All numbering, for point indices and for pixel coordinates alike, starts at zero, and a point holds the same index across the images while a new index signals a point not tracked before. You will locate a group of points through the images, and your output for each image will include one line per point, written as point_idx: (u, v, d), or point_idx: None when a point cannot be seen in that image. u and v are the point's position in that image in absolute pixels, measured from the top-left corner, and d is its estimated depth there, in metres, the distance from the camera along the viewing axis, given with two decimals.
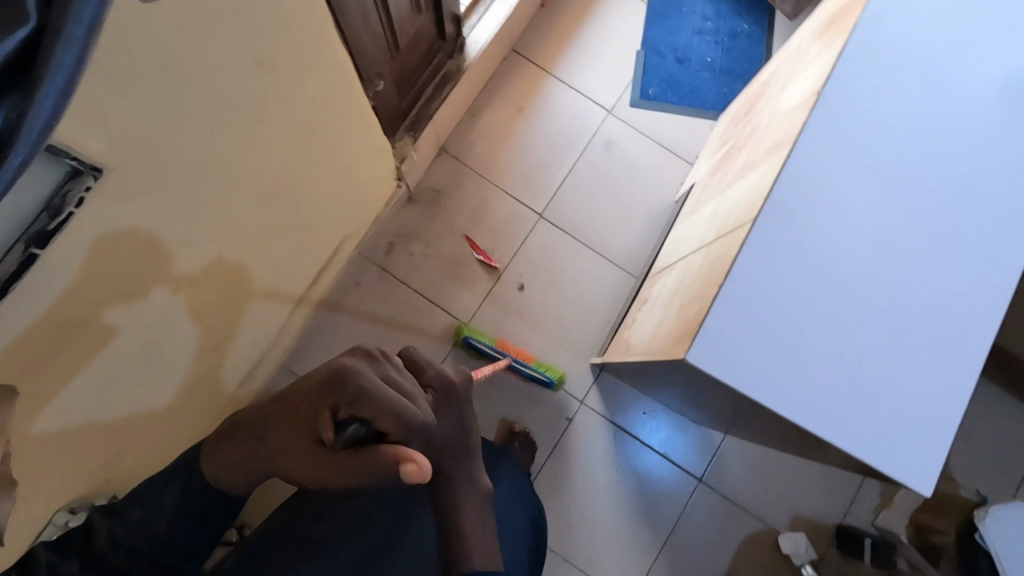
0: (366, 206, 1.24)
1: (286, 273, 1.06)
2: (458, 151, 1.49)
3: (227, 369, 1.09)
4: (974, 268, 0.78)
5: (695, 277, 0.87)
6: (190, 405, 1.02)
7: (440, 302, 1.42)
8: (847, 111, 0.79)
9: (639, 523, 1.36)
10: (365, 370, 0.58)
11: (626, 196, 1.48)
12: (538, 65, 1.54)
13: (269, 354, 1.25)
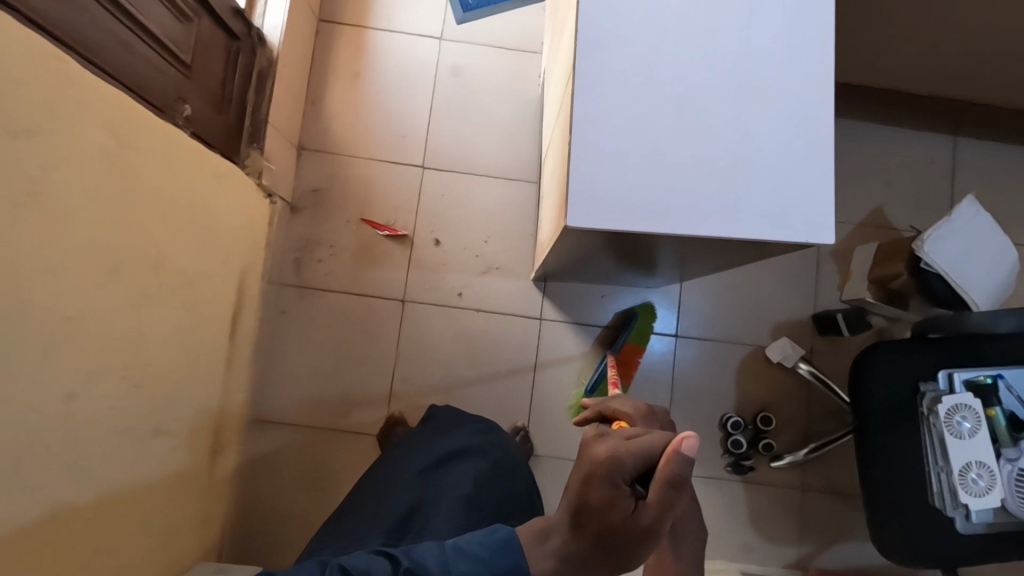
0: (244, 235, 1.20)
1: (190, 331, 1.02)
2: (316, 143, 1.43)
3: (187, 445, 1.07)
4: (797, 15, 0.76)
5: (559, 148, 0.86)
6: (162, 493, 1.00)
7: (368, 291, 1.40)
8: None
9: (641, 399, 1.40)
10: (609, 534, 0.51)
11: (493, 111, 1.45)
12: (353, 24, 1.46)
13: (227, 413, 1.22)
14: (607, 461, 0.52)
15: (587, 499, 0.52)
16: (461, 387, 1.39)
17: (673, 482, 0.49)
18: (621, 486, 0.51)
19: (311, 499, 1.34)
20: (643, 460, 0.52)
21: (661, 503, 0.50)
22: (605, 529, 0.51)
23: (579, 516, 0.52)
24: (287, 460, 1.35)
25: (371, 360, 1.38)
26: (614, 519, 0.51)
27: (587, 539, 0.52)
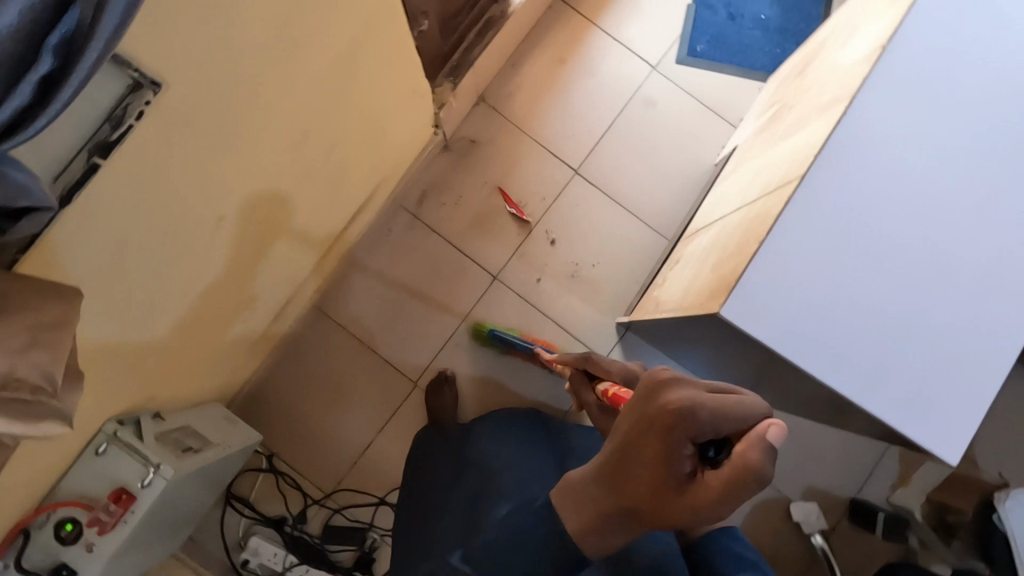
0: (401, 150, 1.24)
1: (320, 209, 1.07)
2: (497, 101, 1.46)
3: (264, 301, 1.12)
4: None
5: (732, 235, 0.87)
6: (225, 332, 1.05)
7: (469, 252, 1.43)
8: (908, 68, 0.76)
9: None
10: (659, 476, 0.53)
11: (663, 157, 1.46)
12: (585, 16, 1.49)
13: (301, 292, 1.28)
14: (676, 414, 0.51)
15: (651, 449, 0.53)
16: (502, 380, 1.41)
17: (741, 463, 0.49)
18: (684, 449, 0.51)
19: (326, 401, 1.40)
20: (715, 425, 0.51)
21: (724, 483, 0.49)
22: (664, 483, 0.53)
23: (641, 463, 0.54)
24: (325, 357, 1.40)
25: (439, 313, 1.42)
26: (669, 484, 0.52)
27: (645, 487, 0.55)
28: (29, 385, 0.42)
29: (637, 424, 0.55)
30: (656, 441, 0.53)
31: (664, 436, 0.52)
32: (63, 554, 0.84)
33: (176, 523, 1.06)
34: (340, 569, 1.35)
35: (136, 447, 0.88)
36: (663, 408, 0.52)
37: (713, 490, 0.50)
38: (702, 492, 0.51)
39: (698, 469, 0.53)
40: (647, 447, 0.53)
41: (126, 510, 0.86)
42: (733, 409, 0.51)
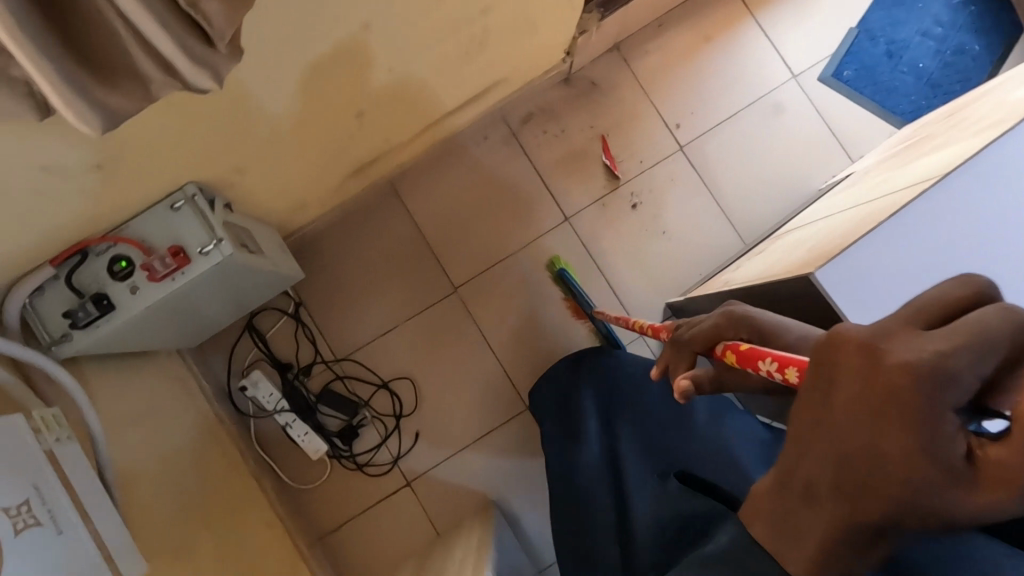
0: (529, 58, 1.25)
1: (441, 76, 1.09)
2: (631, 55, 1.45)
3: (356, 146, 1.14)
4: None
5: (837, 227, 0.85)
6: (313, 157, 1.08)
7: (551, 186, 1.43)
8: None
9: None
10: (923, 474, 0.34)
11: (770, 164, 1.43)
12: (746, 3, 1.46)
13: (387, 158, 1.30)
14: (868, 357, 0.36)
15: (851, 426, 0.37)
16: (537, 317, 1.41)
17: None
18: (936, 421, 0.33)
19: (368, 273, 1.42)
20: (973, 370, 0.33)
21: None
22: (912, 480, 0.35)
23: (837, 448, 0.38)
24: (383, 233, 1.42)
25: (502, 232, 1.42)
26: (934, 480, 0.34)
27: (871, 489, 0.37)
28: (208, 21, 0.43)
29: (811, 396, 0.40)
30: (874, 414, 0.36)
31: (884, 402, 0.35)
32: (109, 286, 0.88)
33: (203, 315, 1.09)
34: (323, 431, 1.37)
35: (206, 216, 0.90)
36: (858, 359, 0.37)
37: (1013, 463, 0.31)
38: (992, 473, 0.32)
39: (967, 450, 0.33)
40: (844, 419, 0.38)
41: (178, 269, 0.88)
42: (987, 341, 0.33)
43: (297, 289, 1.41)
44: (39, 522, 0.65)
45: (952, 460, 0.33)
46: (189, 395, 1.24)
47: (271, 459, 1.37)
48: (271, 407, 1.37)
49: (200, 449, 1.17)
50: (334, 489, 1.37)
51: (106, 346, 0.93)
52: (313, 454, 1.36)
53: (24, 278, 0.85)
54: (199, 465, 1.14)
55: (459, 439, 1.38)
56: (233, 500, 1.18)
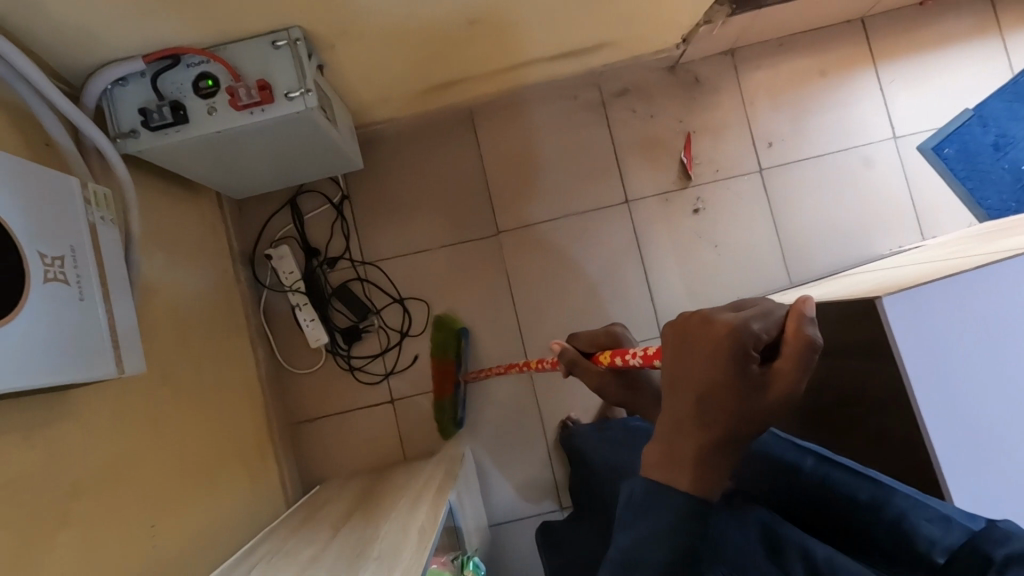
0: (648, 29, 1.23)
1: (562, 13, 1.08)
2: (742, 64, 1.43)
3: (456, 56, 1.14)
4: None
5: (905, 277, 0.84)
6: (413, 50, 1.07)
7: (622, 164, 1.41)
8: None
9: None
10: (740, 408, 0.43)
11: (842, 214, 1.40)
12: (871, 51, 1.43)
13: (477, 82, 1.28)
14: (702, 318, 0.45)
15: (698, 375, 0.44)
16: (567, 285, 1.39)
17: (801, 329, 0.42)
18: (750, 353, 0.42)
19: (419, 189, 1.41)
20: (765, 318, 0.43)
21: (797, 361, 0.42)
22: (735, 404, 0.43)
23: (692, 401, 0.44)
24: (446, 155, 1.41)
25: (560, 193, 1.41)
26: (746, 407, 0.43)
27: (717, 429, 0.43)
28: None
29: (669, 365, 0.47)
30: (708, 361, 0.43)
31: (715, 347, 0.43)
32: (188, 99, 0.88)
33: (260, 165, 1.10)
34: (329, 324, 1.37)
35: (302, 63, 0.89)
36: (689, 324, 0.46)
37: (791, 377, 0.42)
38: (780, 387, 0.42)
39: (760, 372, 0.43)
40: (697, 372, 0.44)
41: (261, 103, 0.88)
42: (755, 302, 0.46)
43: (347, 182, 1.41)
44: (71, 283, 0.66)
45: (754, 382, 0.43)
46: (216, 243, 1.25)
47: (270, 333, 1.37)
48: (287, 285, 1.38)
49: (212, 295, 1.17)
50: (320, 381, 1.38)
51: (166, 157, 0.94)
52: (312, 343, 1.36)
53: (115, 65, 0.85)
54: (207, 308, 1.15)
55: None
56: (226, 355, 1.19)
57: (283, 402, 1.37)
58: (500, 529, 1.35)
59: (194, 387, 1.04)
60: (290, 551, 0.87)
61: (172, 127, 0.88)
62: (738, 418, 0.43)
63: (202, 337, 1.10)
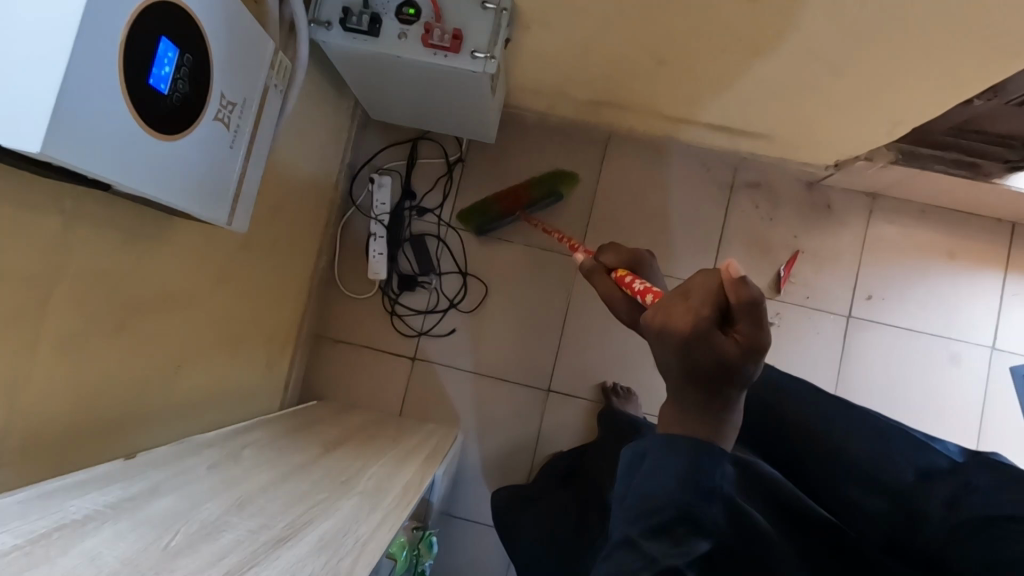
0: (809, 140, 1.23)
1: (743, 92, 1.09)
2: (878, 211, 1.41)
3: (625, 85, 1.16)
4: None
5: None
6: (593, 62, 1.10)
7: (722, 249, 1.41)
8: None
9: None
10: (719, 368, 0.49)
11: (907, 395, 1.37)
12: (1008, 257, 1.39)
13: (629, 115, 1.31)
14: (670, 305, 0.50)
15: (673, 358, 0.50)
16: (620, 333, 1.40)
17: (744, 296, 0.47)
18: (711, 334, 0.48)
19: None
20: (708, 301, 0.48)
21: (753, 323, 0.47)
22: (720, 372, 0.49)
23: (682, 377, 0.50)
24: (567, 165, 1.43)
25: (653, 248, 1.42)
26: (719, 370, 0.49)
27: (712, 395, 0.51)
28: None
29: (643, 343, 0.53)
30: (672, 346, 0.50)
31: (673, 338, 0.49)
32: (386, 16, 0.93)
33: (410, 97, 1.14)
34: (392, 264, 1.41)
35: (498, 30, 0.92)
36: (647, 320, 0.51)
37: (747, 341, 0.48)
38: (740, 347, 0.48)
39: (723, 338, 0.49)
40: (675, 354, 0.50)
41: (446, 49, 0.92)
42: (695, 276, 0.50)
43: (469, 147, 1.44)
44: (230, 131, 0.70)
45: (737, 358, 0.49)
46: (334, 147, 1.30)
47: (338, 246, 1.42)
48: (373, 212, 1.42)
49: (311, 191, 1.22)
50: (359, 310, 1.41)
51: (341, 57, 0.99)
52: (370, 274, 1.39)
53: None
54: (302, 200, 1.19)
55: (480, 363, 1.40)
56: (297, 248, 1.23)
57: (319, 312, 1.42)
58: (452, 521, 1.35)
59: (262, 263, 1.08)
60: (281, 449, 0.90)
61: (362, 34, 0.93)
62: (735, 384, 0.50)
63: (287, 222, 1.15)
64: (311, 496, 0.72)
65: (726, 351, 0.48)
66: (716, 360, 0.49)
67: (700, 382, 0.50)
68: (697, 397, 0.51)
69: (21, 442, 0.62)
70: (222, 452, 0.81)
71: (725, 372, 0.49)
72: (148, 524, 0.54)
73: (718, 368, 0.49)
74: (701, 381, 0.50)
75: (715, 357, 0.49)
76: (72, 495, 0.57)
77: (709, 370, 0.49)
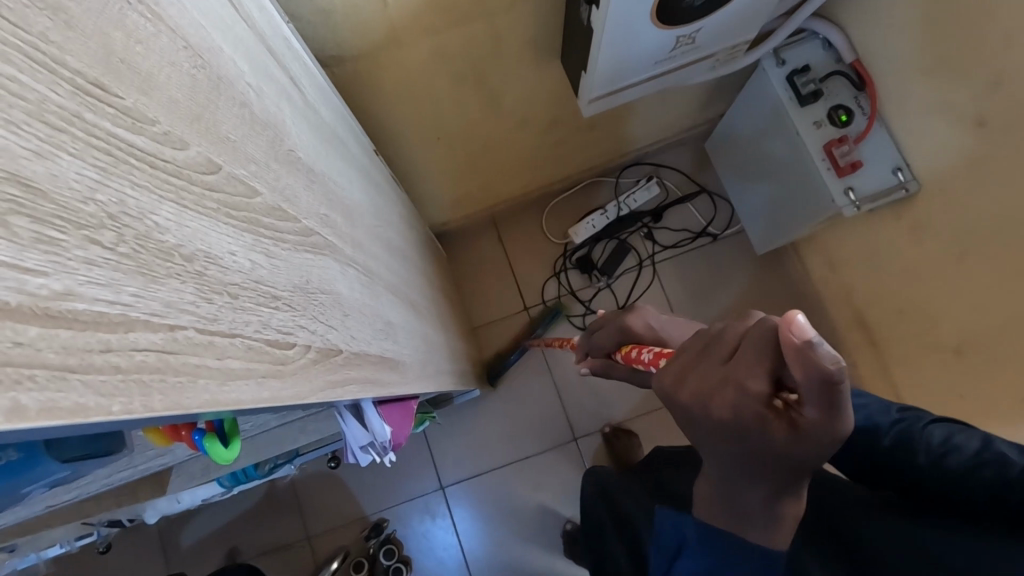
0: None
1: None
2: None
3: (898, 336, 1.10)
4: None
5: None
6: (898, 295, 1.05)
7: None
8: None
9: (498, 533, 1.35)
10: (775, 466, 0.35)
11: None
12: None
13: (866, 355, 1.24)
14: (713, 381, 0.35)
15: (713, 449, 0.37)
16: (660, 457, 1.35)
17: (809, 379, 0.30)
18: (764, 416, 0.33)
19: (734, 307, 1.41)
20: (758, 366, 0.33)
21: (825, 405, 0.31)
22: (782, 463, 0.35)
23: (727, 460, 0.37)
24: None
25: None
26: (787, 469, 0.35)
27: (760, 481, 0.37)
28: None
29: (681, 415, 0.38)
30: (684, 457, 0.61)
31: (723, 423, 0.35)
32: (823, 101, 0.95)
33: (753, 164, 1.16)
34: (589, 241, 1.44)
35: (885, 196, 0.91)
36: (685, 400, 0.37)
37: (811, 429, 0.32)
38: (798, 430, 0.33)
39: (778, 417, 0.33)
40: (715, 432, 0.36)
41: (835, 165, 0.93)
42: (752, 332, 0.34)
43: (729, 236, 1.44)
44: (669, 52, 0.76)
45: (793, 462, 0.35)
46: (657, 135, 1.35)
47: (573, 189, 1.46)
48: (621, 197, 1.45)
49: (613, 141, 1.28)
50: (534, 240, 1.46)
51: (755, 89, 1.02)
52: (570, 230, 1.43)
53: (845, 39, 0.92)
54: (604, 139, 1.25)
55: (555, 369, 1.41)
56: (560, 162, 1.30)
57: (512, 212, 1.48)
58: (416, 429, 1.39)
59: (538, 143, 1.15)
60: (421, 254, 0.97)
61: (794, 93, 0.96)
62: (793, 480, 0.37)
63: (579, 140, 1.21)
64: (423, 308, 0.77)
65: (790, 443, 0.33)
66: (773, 457, 0.35)
67: (755, 466, 0.36)
68: (746, 481, 0.38)
69: (350, 70, 0.72)
70: (402, 212, 0.88)
71: (785, 468, 0.35)
72: (366, 203, 0.60)
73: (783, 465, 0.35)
74: (750, 470, 0.37)
75: (781, 458, 0.34)
76: (348, 133, 0.65)
77: (759, 468, 0.36)
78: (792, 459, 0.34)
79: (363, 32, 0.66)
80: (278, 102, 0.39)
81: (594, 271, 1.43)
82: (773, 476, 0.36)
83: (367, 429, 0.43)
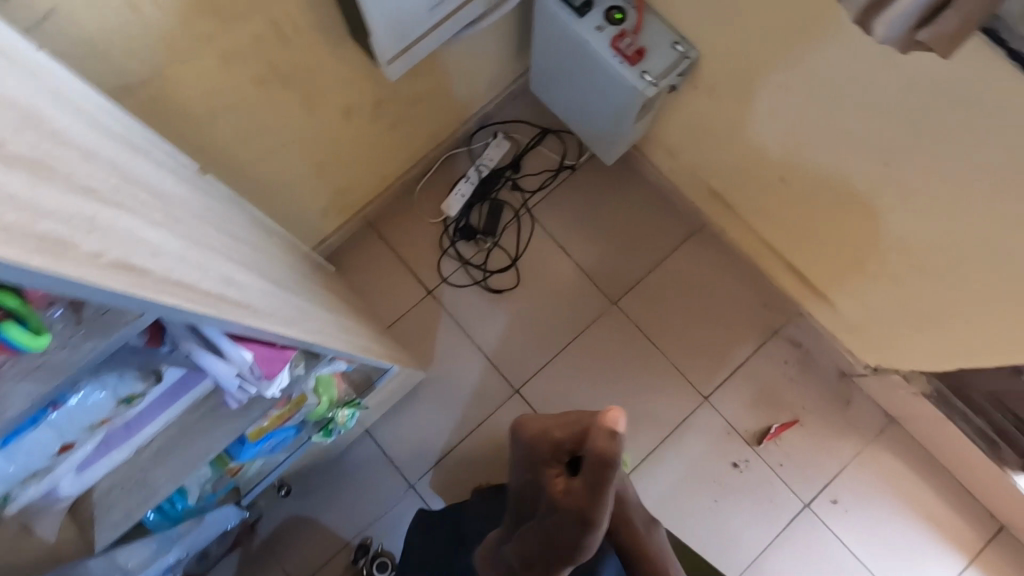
0: (869, 334, 1.25)
1: (834, 249, 1.14)
2: (886, 436, 1.42)
3: (742, 185, 1.24)
4: None
5: None
6: (727, 151, 1.19)
7: (731, 379, 1.44)
8: None
9: None
10: (541, 520, 0.52)
11: None
12: (978, 551, 1.36)
13: (728, 217, 1.38)
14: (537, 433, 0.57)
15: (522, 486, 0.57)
16: (597, 375, 1.44)
17: (596, 448, 0.49)
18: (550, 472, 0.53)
19: (611, 221, 1.52)
20: (565, 430, 0.56)
21: (585, 488, 0.49)
22: (546, 517, 0.51)
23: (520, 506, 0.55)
24: (652, 227, 1.51)
25: (677, 338, 1.46)
26: (546, 526, 0.52)
27: (528, 529, 0.54)
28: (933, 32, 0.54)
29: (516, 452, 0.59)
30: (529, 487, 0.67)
31: (530, 462, 0.56)
32: (597, 8, 1.04)
33: (569, 86, 1.25)
34: (464, 210, 1.50)
35: (673, 69, 1.04)
36: (524, 430, 0.59)
37: (571, 496, 0.50)
38: (565, 493, 0.50)
39: (557, 482, 0.52)
40: (525, 473, 0.57)
41: (626, 57, 1.03)
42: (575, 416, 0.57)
43: (584, 161, 1.54)
44: None
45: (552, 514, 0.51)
46: (486, 92, 1.42)
47: (432, 169, 1.51)
48: (478, 161, 1.52)
49: (447, 108, 1.34)
50: (414, 227, 1.50)
51: (541, 17, 1.10)
52: (443, 206, 1.49)
53: None
54: (438, 109, 1.31)
55: (477, 336, 1.46)
56: (407, 144, 1.34)
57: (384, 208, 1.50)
58: (367, 442, 1.39)
59: (375, 129, 1.19)
60: (294, 260, 0.98)
61: (570, 8, 1.04)
62: (545, 540, 0.52)
63: (414, 116, 1.27)
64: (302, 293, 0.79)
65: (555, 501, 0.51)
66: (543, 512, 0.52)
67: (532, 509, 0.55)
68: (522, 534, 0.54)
69: (144, 99, 0.73)
70: (257, 224, 0.89)
71: (545, 526, 0.52)
72: (193, 202, 0.62)
73: (543, 524, 0.52)
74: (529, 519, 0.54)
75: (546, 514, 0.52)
76: (154, 149, 0.65)
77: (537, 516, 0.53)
78: (553, 520, 0.51)
79: (141, 54, 0.67)
80: (36, 98, 0.41)
81: (479, 236, 1.49)
82: (537, 530, 0.52)
83: (228, 360, 0.52)
